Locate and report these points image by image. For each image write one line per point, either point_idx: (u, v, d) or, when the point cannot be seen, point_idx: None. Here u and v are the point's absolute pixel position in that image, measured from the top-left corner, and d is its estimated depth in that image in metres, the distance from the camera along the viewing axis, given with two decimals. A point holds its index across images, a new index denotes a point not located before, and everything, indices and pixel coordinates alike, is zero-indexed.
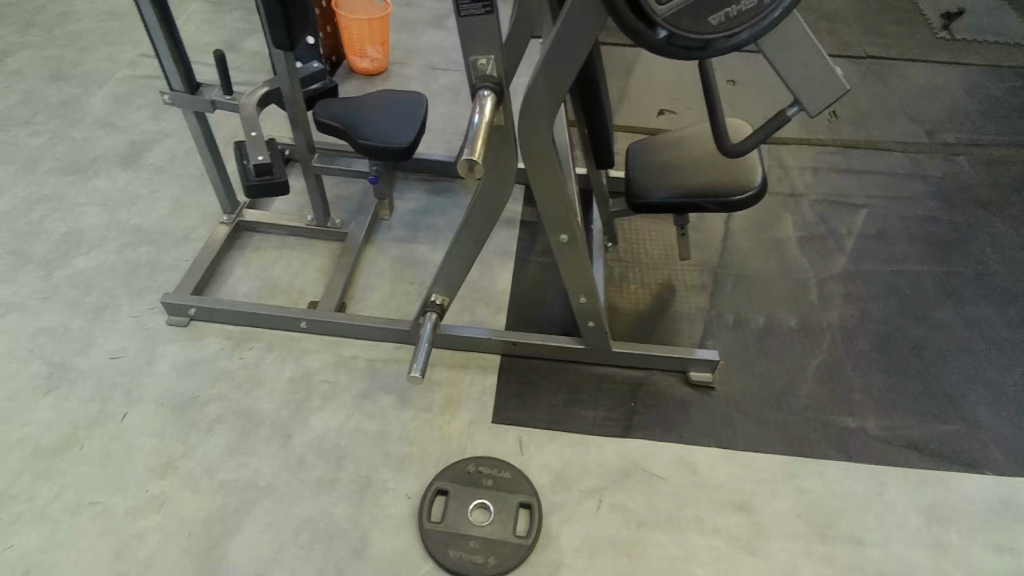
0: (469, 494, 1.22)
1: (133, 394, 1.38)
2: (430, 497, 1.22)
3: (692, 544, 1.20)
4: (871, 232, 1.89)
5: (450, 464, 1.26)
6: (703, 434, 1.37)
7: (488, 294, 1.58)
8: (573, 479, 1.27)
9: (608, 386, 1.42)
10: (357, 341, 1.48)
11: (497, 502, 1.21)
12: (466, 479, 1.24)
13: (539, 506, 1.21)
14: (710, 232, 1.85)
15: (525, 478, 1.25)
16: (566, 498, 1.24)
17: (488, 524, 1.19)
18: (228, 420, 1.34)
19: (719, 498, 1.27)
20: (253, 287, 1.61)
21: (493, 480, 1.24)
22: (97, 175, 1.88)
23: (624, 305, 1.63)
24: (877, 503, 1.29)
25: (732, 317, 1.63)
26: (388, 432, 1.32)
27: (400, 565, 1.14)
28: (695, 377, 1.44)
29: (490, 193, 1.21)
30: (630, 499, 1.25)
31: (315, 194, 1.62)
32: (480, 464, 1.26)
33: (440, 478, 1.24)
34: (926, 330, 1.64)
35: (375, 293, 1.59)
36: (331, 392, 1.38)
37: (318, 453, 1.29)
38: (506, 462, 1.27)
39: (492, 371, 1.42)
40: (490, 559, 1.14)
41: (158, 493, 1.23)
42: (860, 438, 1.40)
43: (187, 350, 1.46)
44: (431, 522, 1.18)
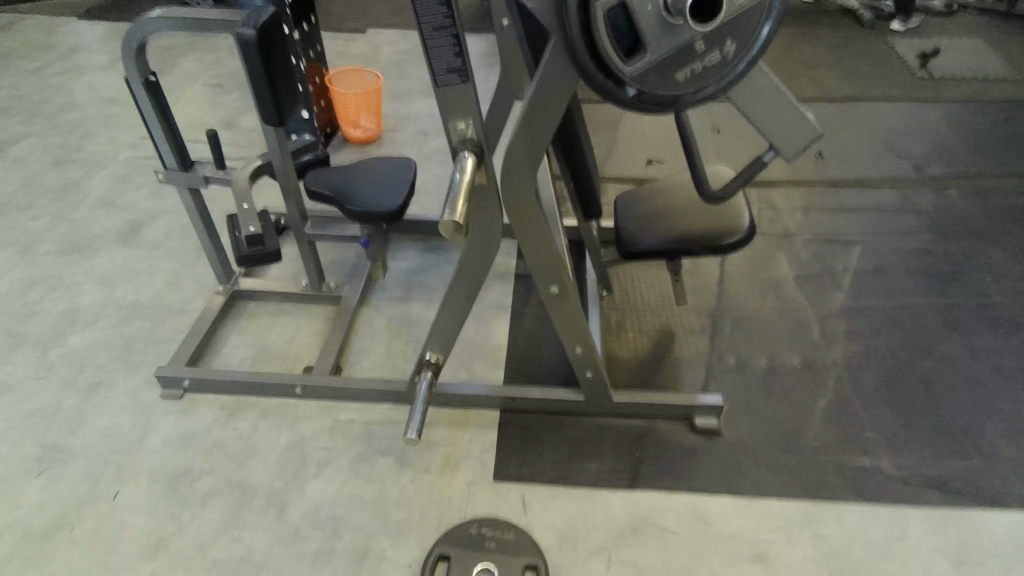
0: (472, 560, 1.15)
1: (125, 471, 1.35)
2: (431, 567, 1.15)
3: None
4: (867, 268, 1.89)
5: (451, 529, 1.21)
6: (713, 482, 1.32)
7: (484, 349, 1.56)
8: (579, 537, 1.21)
9: (611, 437, 1.38)
10: (352, 404, 1.46)
11: (502, 567, 1.15)
12: (468, 545, 1.18)
13: (547, 569, 1.15)
14: (705, 276, 1.85)
15: (530, 538, 1.19)
16: (572, 558, 1.17)
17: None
18: (222, 493, 1.30)
19: (733, 550, 1.21)
20: (248, 355, 1.61)
21: (496, 542, 1.18)
22: (95, 253, 1.91)
23: (622, 353, 1.62)
24: (900, 548, 1.23)
25: (733, 359, 1.61)
26: (386, 496, 1.28)
27: None
28: (700, 423, 1.40)
29: (478, 249, 1.21)
30: (640, 555, 1.19)
31: (309, 259, 1.64)
32: (483, 525, 1.20)
33: (441, 544, 1.18)
34: (933, 363, 1.61)
35: (370, 354, 1.58)
36: (327, 458, 1.35)
37: (314, 523, 1.24)
38: (509, 523, 1.21)
39: (492, 427, 1.39)
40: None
41: (150, 574, 1.18)
42: (876, 478, 1.35)
43: (180, 423, 1.45)
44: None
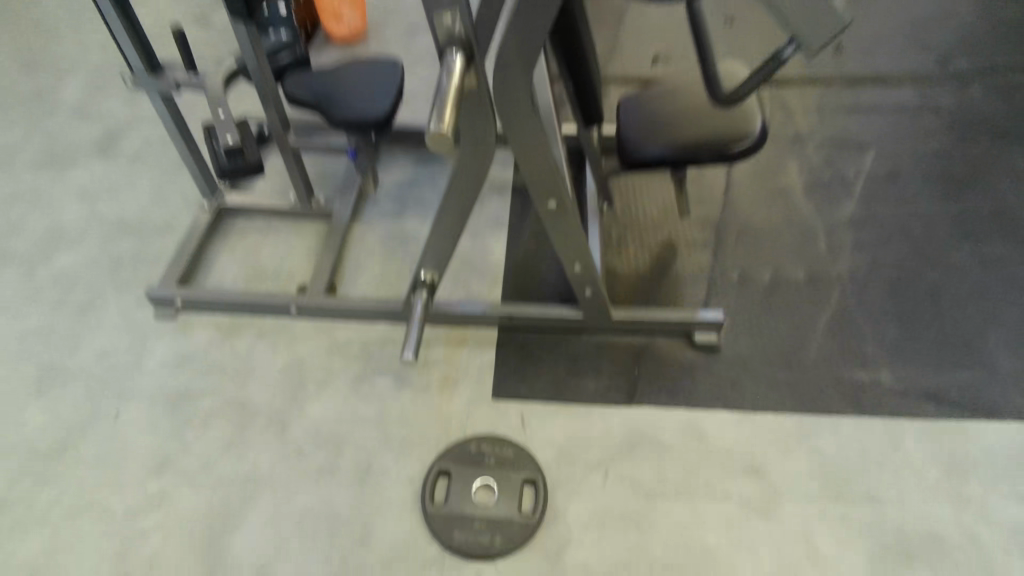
0: (473, 475, 1.17)
1: (126, 392, 1.36)
2: (433, 480, 1.17)
3: (704, 512, 1.16)
4: (880, 174, 1.80)
5: (452, 445, 1.22)
6: (710, 397, 1.32)
7: (481, 266, 1.52)
8: (578, 452, 1.22)
9: (610, 354, 1.37)
10: (348, 323, 1.44)
11: (501, 481, 1.17)
12: (469, 460, 1.19)
13: (545, 483, 1.17)
14: (710, 185, 1.77)
15: (529, 454, 1.21)
16: (571, 472, 1.19)
17: (493, 506, 1.14)
18: (224, 412, 1.31)
19: (728, 463, 1.23)
20: (240, 274, 1.57)
21: (496, 458, 1.20)
22: (73, 167, 1.82)
23: (622, 268, 1.57)
24: (894, 458, 1.25)
25: (736, 274, 1.57)
26: (386, 415, 1.28)
27: (405, 551, 1.10)
28: (700, 339, 1.38)
29: (471, 161, 1.13)
30: (637, 469, 1.21)
31: (295, 172, 1.55)
32: (482, 442, 1.22)
33: (443, 460, 1.20)
34: (940, 274, 1.57)
35: (365, 272, 1.54)
36: (326, 378, 1.35)
37: (316, 441, 1.26)
38: (509, 439, 1.23)
39: (490, 346, 1.38)
40: (496, 539, 1.10)
41: (157, 491, 1.20)
42: (874, 391, 1.35)
43: (177, 344, 1.43)
44: (435, 506, 1.14)
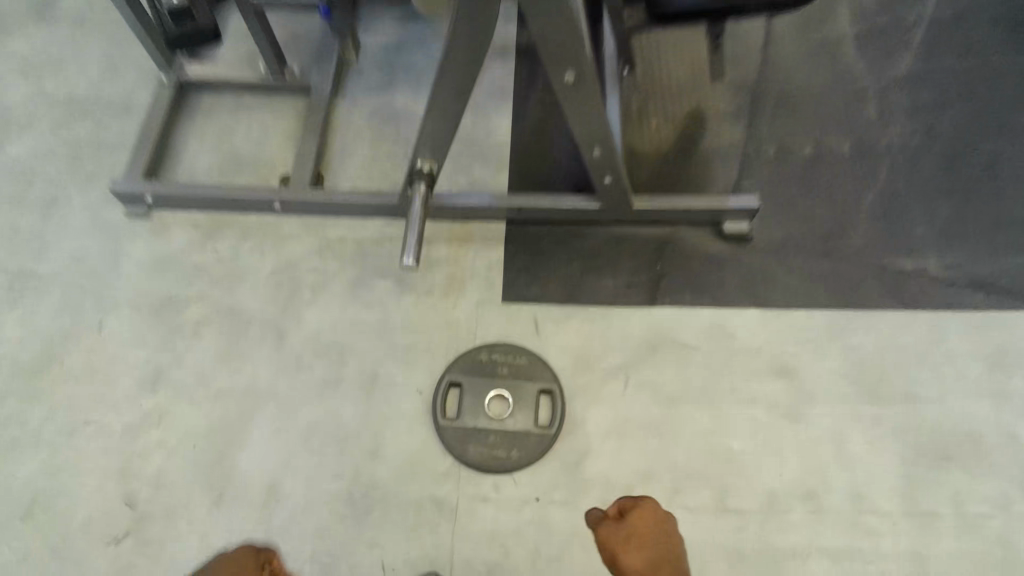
0: (484, 385, 1.11)
1: (106, 300, 1.25)
2: (443, 392, 1.11)
3: (731, 418, 1.09)
4: (948, 16, 1.52)
5: (461, 355, 1.14)
6: (739, 293, 1.21)
7: (484, 148, 1.34)
8: (596, 357, 1.14)
9: (630, 248, 1.24)
10: (341, 220, 1.29)
11: (515, 392, 1.10)
12: (480, 370, 1.12)
13: (561, 392, 1.10)
14: (747, 38, 1.51)
15: (543, 362, 1.13)
16: (589, 379, 1.12)
17: (508, 418, 1.08)
18: (214, 322, 1.21)
19: (756, 364, 1.14)
20: (212, 164, 1.39)
21: (509, 368, 1.12)
22: (4, 33, 1.55)
23: (643, 146, 1.39)
24: (934, 354, 1.16)
25: (773, 148, 1.38)
26: (389, 322, 1.19)
27: (418, 466, 1.05)
28: (730, 228, 1.24)
29: (471, 22, 0.91)
30: (659, 373, 1.13)
31: (260, 38, 1.31)
32: (493, 351, 1.13)
33: (452, 371, 1.13)
34: (1003, 141, 1.38)
35: (353, 158, 1.36)
36: (321, 282, 1.24)
37: (316, 351, 1.17)
38: (522, 347, 1.14)
39: (498, 242, 1.25)
40: (513, 452, 1.05)
41: (153, 407, 1.14)
42: (918, 282, 1.24)
43: (154, 246, 1.30)
44: (448, 419, 1.08)
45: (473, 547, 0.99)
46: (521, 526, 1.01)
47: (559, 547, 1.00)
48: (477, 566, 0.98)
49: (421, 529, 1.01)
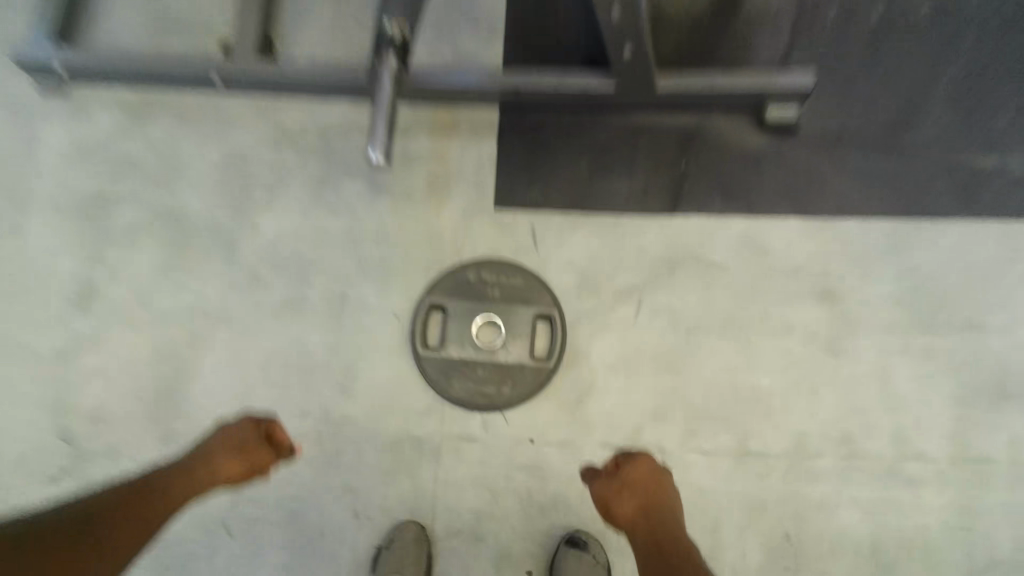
0: (472, 311, 0.94)
1: (22, 199, 1.05)
2: (424, 318, 0.94)
3: (759, 350, 0.93)
4: None
5: (444, 274, 0.97)
6: (779, 199, 1.00)
7: (473, 10, 1.07)
8: (604, 277, 0.96)
9: (649, 142, 1.01)
10: (298, 102, 1.06)
11: (508, 319, 0.94)
12: (466, 293, 0.95)
13: (562, 318, 0.94)
14: None
15: (542, 283, 0.96)
16: (596, 303, 0.95)
17: (499, 348, 0.92)
18: (152, 227, 1.02)
19: (794, 287, 0.97)
20: (136, 25, 1.12)
21: (501, 290, 0.95)
22: None
23: (670, 7, 1.10)
24: (1007, 275, 0.97)
25: (836, 8, 1.09)
26: (360, 231, 1.00)
27: (395, 402, 0.91)
28: (773, 115, 1.00)
29: None
30: (677, 297, 0.96)
31: None
32: (482, 270, 0.96)
33: (433, 293, 0.96)
34: None
35: (309, 21, 1.09)
36: (276, 181, 1.03)
37: (273, 265, 0.99)
38: (517, 264, 0.97)
39: (489, 133, 1.03)
40: (505, 387, 0.91)
41: (88, 328, 0.98)
42: (997, 185, 1.00)
43: (73, 131, 1.07)
44: (429, 349, 0.93)
45: (458, 493, 0.87)
46: (512, 470, 0.88)
47: (556, 494, 0.87)
48: (462, 515, 0.86)
49: (398, 474, 0.88)
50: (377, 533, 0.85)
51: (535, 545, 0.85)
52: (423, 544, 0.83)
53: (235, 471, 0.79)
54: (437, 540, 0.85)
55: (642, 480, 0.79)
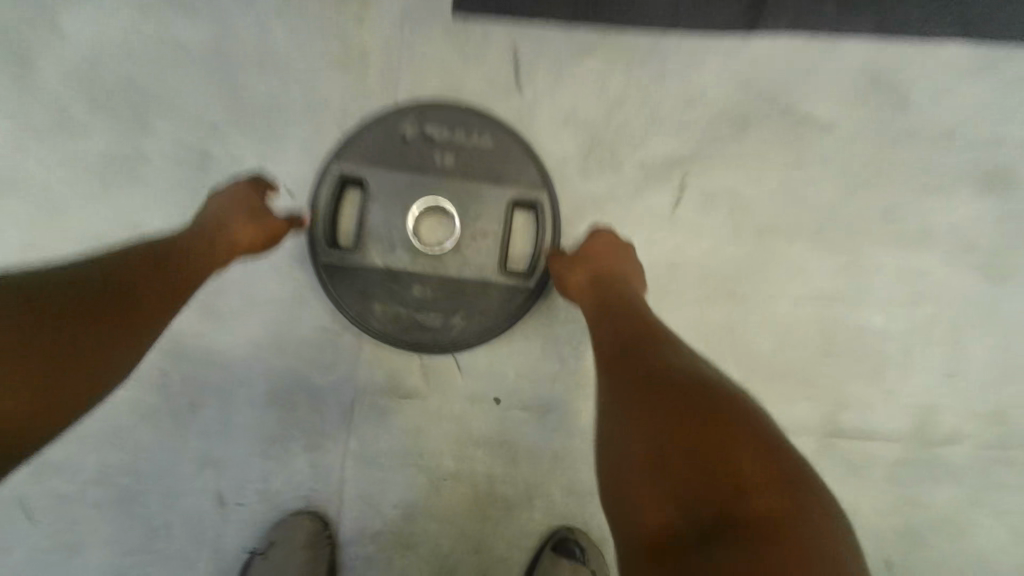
0: (408, 191, 0.58)
1: None
2: (330, 200, 0.58)
3: (871, 267, 0.58)
4: None
5: (364, 127, 0.58)
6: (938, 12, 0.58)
7: None
8: (626, 141, 0.59)
9: None
10: None
11: (466, 206, 0.57)
12: (400, 160, 0.58)
13: (554, 210, 0.58)
14: None
15: (524, 149, 0.58)
16: (610, 184, 0.59)
17: (451, 254, 0.57)
18: None
19: (937, 167, 0.59)
20: None
21: (458, 156, 0.58)
22: None
23: None
24: None
25: None
26: (234, 49, 0.61)
27: (285, 330, 0.58)
28: None
29: None
30: (746, 176, 0.58)
31: None
32: (427, 123, 0.58)
33: (345, 160, 0.58)
34: None
35: None
36: None
37: (94, 100, 0.62)
38: (486, 114, 0.58)
39: None
40: (458, 317, 0.56)
41: None
42: None
43: None
44: (337, 251, 0.57)
45: (378, 477, 0.56)
46: (464, 444, 0.56)
47: (531, 484, 0.56)
48: (383, 510, 0.55)
49: (289, 442, 0.57)
50: (253, 530, 0.56)
51: (495, 561, 0.55)
52: (319, 552, 0.54)
53: (251, 239, 0.52)
54: (344, 547, 0.55)
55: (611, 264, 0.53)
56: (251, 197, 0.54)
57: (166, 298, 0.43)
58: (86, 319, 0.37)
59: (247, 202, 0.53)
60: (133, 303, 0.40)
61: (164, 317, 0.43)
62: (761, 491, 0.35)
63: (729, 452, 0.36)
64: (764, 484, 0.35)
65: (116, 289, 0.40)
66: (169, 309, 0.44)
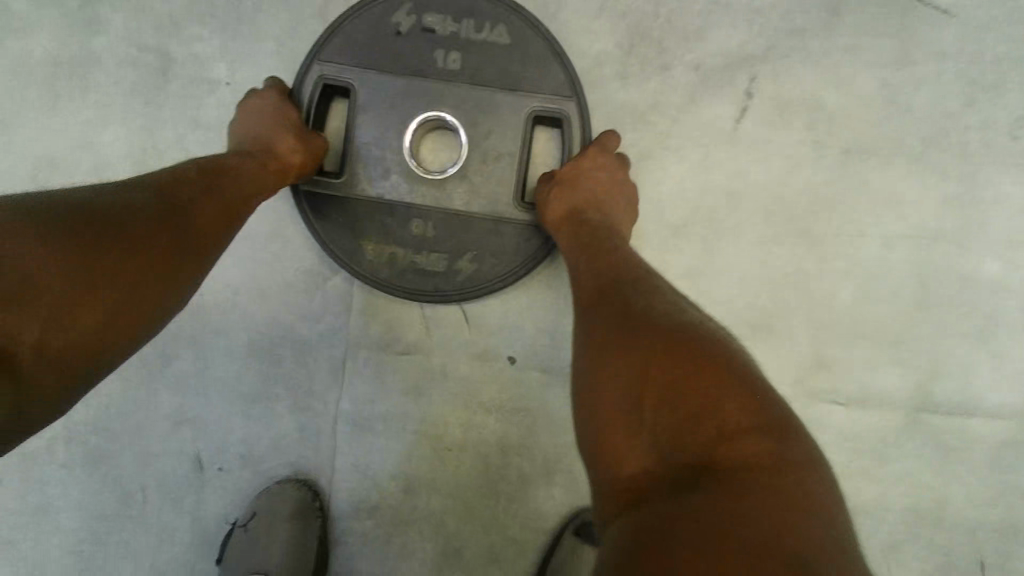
0: (402, 101, 0.46)
1: None
2: (308, 112, 0.46)
3: (990, 199, 0.45)
4: None
5: (347, 18, 0.46)
6: None
7: None
8: (679, 34, 0.46)
9: None
10: None
11: (475, 121, 0.46)
12: (392, 60, 0.46)
13: (585, 125, 0.46)
14: None
15: (548, 47, 0.46)
16: (656, 93, 0.46)
17: (457, 182, 0.46)
18: None
19: None
20: None
21: (466, 56, 0.45)
22: None
23: None
24: None
25: None
26: None
27: (264, 273, 0.49)
28: None
29: None
30: (835, 80, 0.45)
31: None
32: (427, 12, 0.45)
33: (325, 62, 0.46)
34: None
35: None
36: None
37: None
38: (501, 0, 0.46)
39: None
40: (465, 262, 0.46)
41: None
42: None
43: None
44: (317, 177, 0.46)
45: (373, 444, 0.48)
46: (473, 411, 0.48)
47: (550, 458, 0.47)
48: (380, 482, 0.48)
49: (273, 403, 0.49)
50: (236, 498, 0.49)
51: (507, 544, 0.47)
52: (307, 526, 0.47)
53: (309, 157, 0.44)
54: (336, 521, 0.48)
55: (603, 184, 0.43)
56: (297, 113, 0.45)
57: (221, 225, 0.36)
58: (136, 248, 0.30)
59: (295, 117, 0.44)
60: (172, 226, 0.33)
61: (220, 245, 0.36)
62: (740, 435, 0.27)
63: (713, 391, 0.28)
64: (746, 425, 0.27)
65: (156, 208, 0.32)
66: (222, 240, 0.36)
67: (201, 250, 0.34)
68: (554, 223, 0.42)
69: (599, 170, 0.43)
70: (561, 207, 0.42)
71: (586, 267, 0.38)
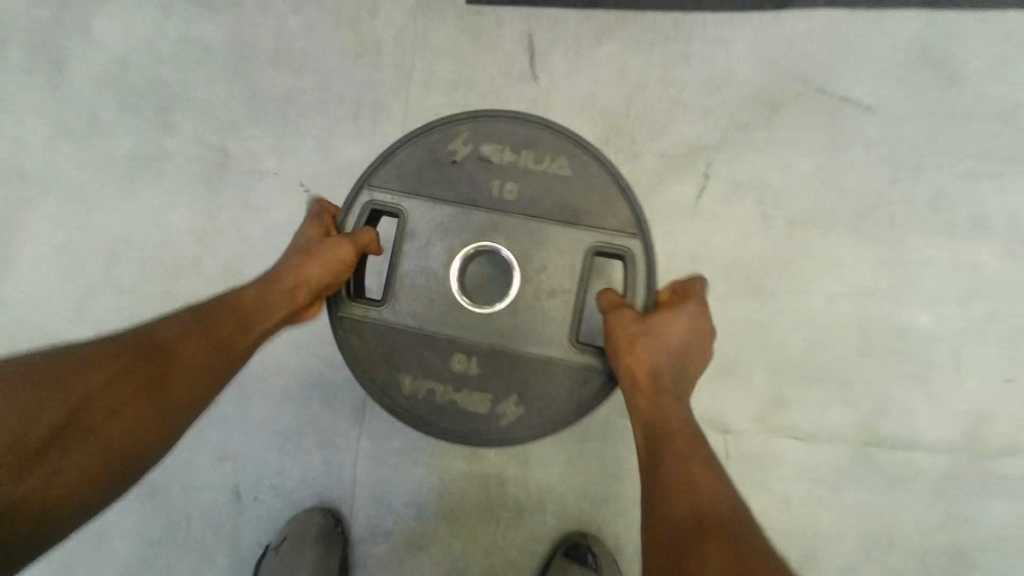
0: (449, 229, 0.47)
1: None
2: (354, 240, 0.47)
3: (919, 257, 0.53)
4: None
5: (402, 145, 0.48)
6: None
7: None
8: (649, 125, 0.56)
9: None
10: None
11: (526, 251, 0.47)
12: (447, 187, 0.47)
13: (646, 262, 0.46)
14: None
15: (611, 181, 0.47)
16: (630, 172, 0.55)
17: (507, 316, 0.46)
18: None
19: (994, 145, 0.54)
20: None
21: (519, 186, 0.47)
22: None
23: None
24: None
25: None
26: (254, 44, 0.62)
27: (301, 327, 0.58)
28: None
29: None
30: (779, 160, 0.54)
31: None
32: (484, 141, 0.48)
33: (375, 187, 0.48)
34: None
35: None
36: None
37: (121, 99, 0.63)
38: (560, 126, 0.47)
39: None
40: (511, 405, 0.46)
41: None
42: None
43: None
44: (359, 306, 0.47)
45: (388, 477, 0.55)
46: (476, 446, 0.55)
47: (542, 488, 0.54)
48: (393, 510, 0.55)
49: (303, 439, 0.57)
50: (267, 525, 0.56)
51: (503, 566, 0.53)
52: (328, 552, 0.53)
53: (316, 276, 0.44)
54: (354, 545, 0.55)
55: (685, 339, 0.42)
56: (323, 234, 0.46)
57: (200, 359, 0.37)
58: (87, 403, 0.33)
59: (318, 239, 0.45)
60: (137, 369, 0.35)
61: (202, 378, 0.37)
62: None
63: None
64: None
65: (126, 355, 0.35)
66: (201, 375, 0.37)
67: (175, 390, 0.35)
68: (628, 365, 0.41)
69: (685, 324, 0.43)
70: (639, 352, 0.41)
71: (672, 438, 0.37)
